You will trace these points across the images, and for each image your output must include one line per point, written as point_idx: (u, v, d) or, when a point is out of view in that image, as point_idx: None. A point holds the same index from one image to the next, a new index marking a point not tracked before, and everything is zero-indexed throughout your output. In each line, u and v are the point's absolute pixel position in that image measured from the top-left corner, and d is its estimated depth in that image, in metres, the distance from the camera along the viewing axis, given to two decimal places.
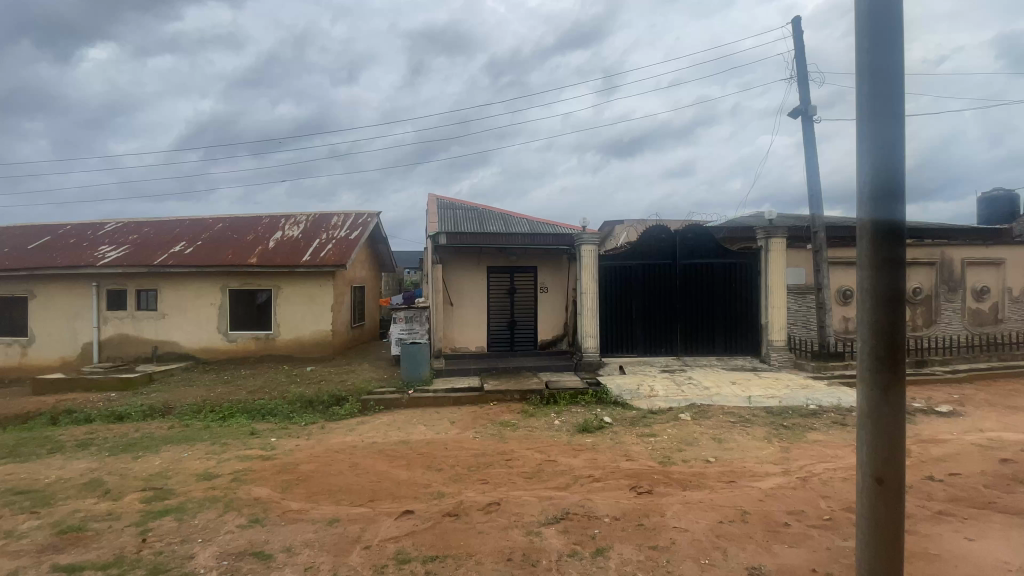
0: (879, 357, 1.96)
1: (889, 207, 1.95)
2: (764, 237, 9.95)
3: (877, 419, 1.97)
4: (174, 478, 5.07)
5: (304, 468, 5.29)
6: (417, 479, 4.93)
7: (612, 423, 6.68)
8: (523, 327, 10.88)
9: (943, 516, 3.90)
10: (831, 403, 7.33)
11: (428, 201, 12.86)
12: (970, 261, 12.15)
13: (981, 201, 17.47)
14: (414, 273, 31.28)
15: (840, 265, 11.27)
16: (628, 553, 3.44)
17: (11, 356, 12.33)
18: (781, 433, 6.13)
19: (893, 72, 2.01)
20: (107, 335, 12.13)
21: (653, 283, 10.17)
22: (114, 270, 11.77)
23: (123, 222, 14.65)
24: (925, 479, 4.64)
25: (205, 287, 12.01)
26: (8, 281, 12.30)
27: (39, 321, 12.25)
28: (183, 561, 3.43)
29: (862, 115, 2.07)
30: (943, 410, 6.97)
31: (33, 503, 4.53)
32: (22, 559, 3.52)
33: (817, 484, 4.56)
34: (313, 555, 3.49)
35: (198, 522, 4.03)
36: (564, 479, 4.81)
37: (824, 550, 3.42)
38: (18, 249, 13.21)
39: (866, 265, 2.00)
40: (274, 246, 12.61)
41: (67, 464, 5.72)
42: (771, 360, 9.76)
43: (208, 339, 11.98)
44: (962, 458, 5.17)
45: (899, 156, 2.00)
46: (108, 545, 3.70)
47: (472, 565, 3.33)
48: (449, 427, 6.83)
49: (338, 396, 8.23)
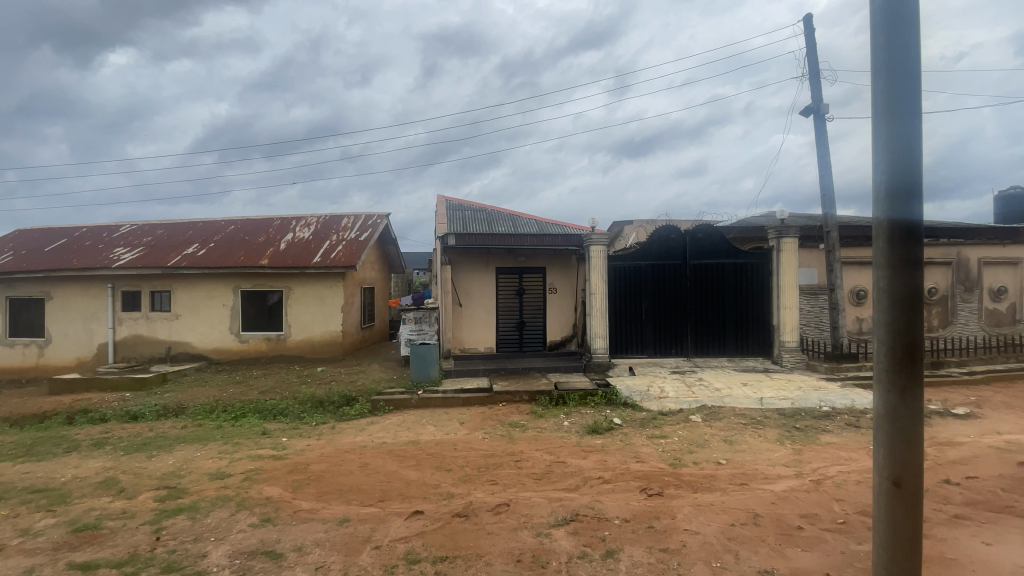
0: (896, 358, 1.93)
1: (905, 205, 1.93)
2: (776, 237, 9.86)
3: (895, 420, 1.94)
4: (187, 477, 5.12)
5: (314, 467, 5.32)
6: (426, 479, 4.95)
7: (621, 424, 6.65)
8: (532, 328, 10.86)
9: (959, 520, 3.84)
10: (845, 405, 7.24)
11: (438, 202, 12.91)
12: (987, 260, 11.96)
13: (998, 200, 17.16)
14: (423, 274, 31.32)
15: (852, 265, 11.13)
16: (639, 555, 3.42)
17: (28, 356, 12.53)
18: (793, 435, 6.08)
19: (908, 70, 1.99)
20: (122, 336, 12.29)
21: (663, 283, 10.12)
22: (129, 271, 11.94)
23: (137, 225, 14.84)
24: (942, 482, 4.56)
25: (218, 288, 12.14)
26: (25, 282, 12.49)
27: (56, 322, 12.45)
28: (195, 560, 3.46)
29: (878, 112, 2.04)
30: (960, 413, 6.85)
31: (49, 502, 4.60)
32: (38, 557, 3.56)
33: (830, 486, 4.51)
34: (323, 555, 3.50)
35: (211, 521, 4.06)
36: (574, 481, 4.80)
37: (838, 554, 3.37)
38: (36, 251, 13.43)
39: (882, 265, 1.98)
40: (285, 248, 12.73)
41: (82, 463, 5.80)
42: (783, 361, 9.65)
43: (221, 339, 12.10)
44: (979, 461, 5.07)
45: (916, 154, 1.97)
46: (123, 543, 3.74)
47: (482, 566, 3.33)
48: (458, 427, 6.84)
49: (348, 397, 8.25)
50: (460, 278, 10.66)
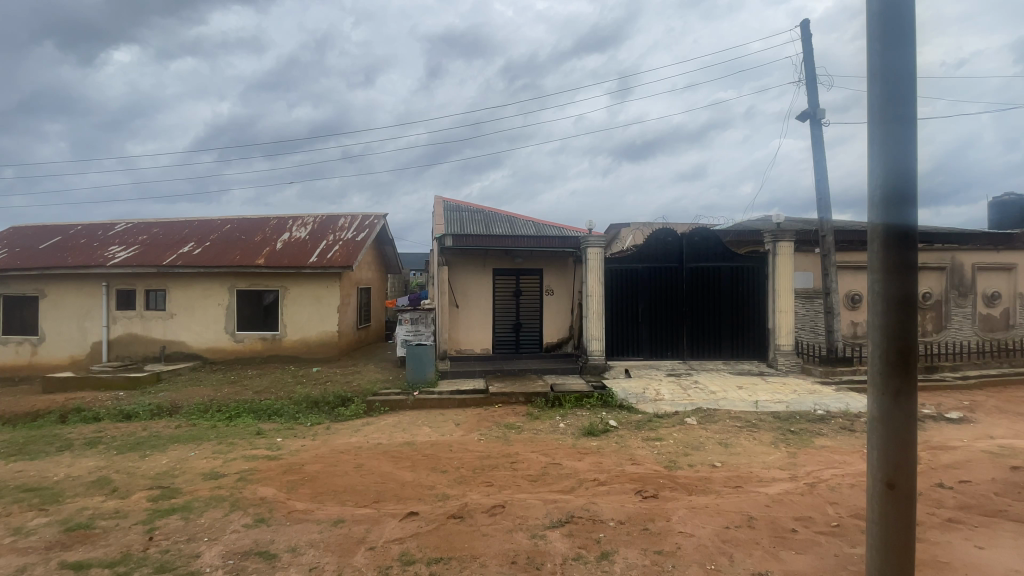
0: (890, 361, 1.94)
1: (901, 211, 1.94)
2: (772, 241, 9.88)
3: (889, 423, 1.95)
4: (181, 477, 5.09)
5: (309, 468, 5.29)
6: (421, 480, 4.93)
7: (617, 426, 6.66)
8: (529, 329, 10.86)
9: (952, 524, 3.85)
10: (840, 408, 7.27)
11: (436, 203, 12.95)
12: (981, 266, 12.04)
13: (993, 206, 17.28)
14: (418, 274, 31.56)
15: (848, 270, 11.21)
16: (633, 557, 3.42)
17: (20, 355, 12.45)
18: (788, 438, 6.11)
19: (903, 74, 2.01)
20: (117, 335, 12.22)
21: (659, 286, 10.14)
22: (123, 270, 11.89)
23: (132, 224, 14.75)
24: (935, 486, 4.59)
25: (213, 287, 12.09)
26: (20, 280, 12.42)
27: (49, 320, 12.37)
28: (189, 560, 3.45)
29: (874, 117, 2.05)
30: (954, 417, 6.88)
31: (41, 500, 4.57)
32: (30, 556, 3.54)
33: (825, 489, 4.53)
34: (318, 556, 3.49)
35: (204, 521, 4.04)
36: (569, 482, 4.81)
37: (832, 556, 3.39)
38: (29, 248, 13.34)
39: (877, 269, 1.99)
40: (281, 247, 12.72)
41: (75, 461, 5.76)
42: (778, 365, 9.69)
43: (216, 338, 12.05)
44: (972, 465, 5.09)
45: (911, 161, 1.99)
46: (116, 543, 3.72)
47: (476, 567, 3.33)
48: (454, 428, 6.84)
49: (344, 397, 8.24)
50: (457, 279, 10.65)
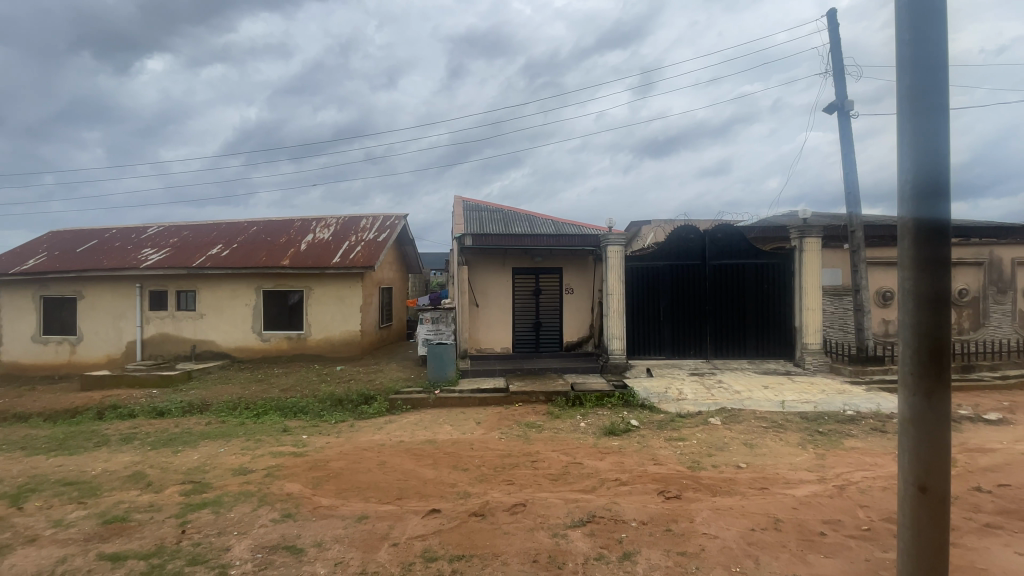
0: (921, 360, 1.88)
1: (932, 205, 1.87)
2: (798, 237, 9.63)
3: (922, 425, 1.89)
4: (211, 472, 5.24)
5: (333, 465, 5.38)
6: (443, 478, 4.97)
7: (639, 426, 6.61)
8: (549, 328, 10.84)
9: (991, 529, 3.71)
10: (870, 408, 7.07)
11: (455, 203, 13.03)
12: (1021, 261, 11.55)
13: None
14: (438, 274, 31.84)
15: (878, 266, 10.89)
16: (656, 558, 3.39)
17: (60, 354, 12.95)
18: (815, 439, 5.96)
19: (938, 63, 1.93)
20: (150, 334, 12.62)
21: (681, 284, 10.01)
22: (155, 271, 12.27)
23: (164, 227, 15.22)
24: (972, 489, 4.43)
25: (240, 288, 12.39)
26: (58, 282, 12.92)
27: (87, 320, 12.85)
28: (219, 553, 3.54)
29: (904, 109, 1.99)
30: (993, 418, 6.62)
31: (80, 494, 4.76)
32: (70, 547, 3.69)
33: (855, 492, 4.40)
34: (342, 551, 3.54)
35: (234, 515, 4.15)
36: (590, 482, 4.79)
37: (863, 561, 3.30)
38: (68, 252, 13.88)
39: (908, 266, 1.93)
40: (306, 248, 12.96)
41: (111, 457, 5.97)
42: (805, 364, 9.45)
43: (244, 338, 12.35)
44: (1012, 468, 4.90)
45: (944, 155, 1.92)
46: (150, 535, 3.85)
47: (498, 565, 3.35)
48: (474, 427, 6.87)
49: (366, 396, 8.34)
50: (477, 279, 10.69)
